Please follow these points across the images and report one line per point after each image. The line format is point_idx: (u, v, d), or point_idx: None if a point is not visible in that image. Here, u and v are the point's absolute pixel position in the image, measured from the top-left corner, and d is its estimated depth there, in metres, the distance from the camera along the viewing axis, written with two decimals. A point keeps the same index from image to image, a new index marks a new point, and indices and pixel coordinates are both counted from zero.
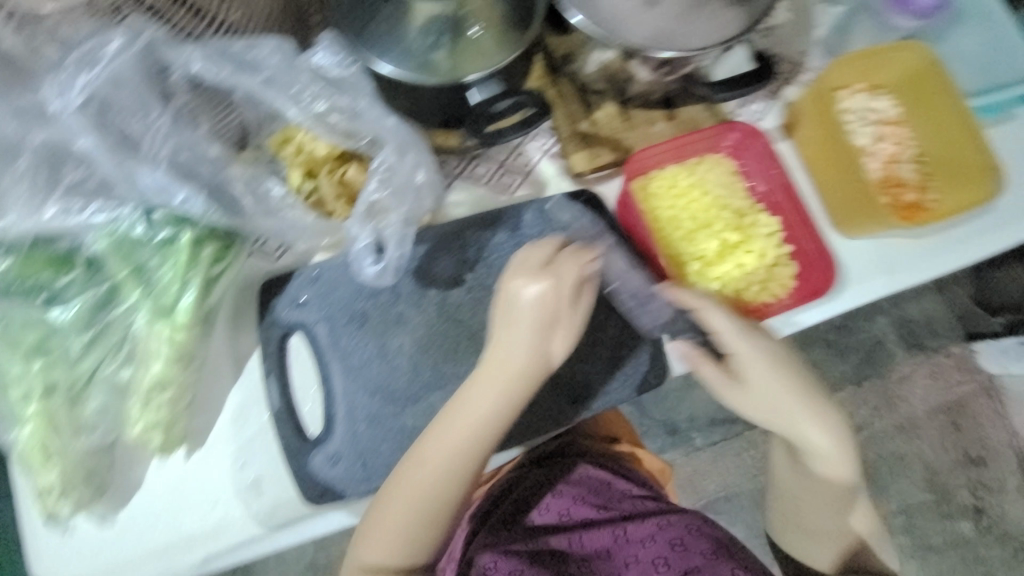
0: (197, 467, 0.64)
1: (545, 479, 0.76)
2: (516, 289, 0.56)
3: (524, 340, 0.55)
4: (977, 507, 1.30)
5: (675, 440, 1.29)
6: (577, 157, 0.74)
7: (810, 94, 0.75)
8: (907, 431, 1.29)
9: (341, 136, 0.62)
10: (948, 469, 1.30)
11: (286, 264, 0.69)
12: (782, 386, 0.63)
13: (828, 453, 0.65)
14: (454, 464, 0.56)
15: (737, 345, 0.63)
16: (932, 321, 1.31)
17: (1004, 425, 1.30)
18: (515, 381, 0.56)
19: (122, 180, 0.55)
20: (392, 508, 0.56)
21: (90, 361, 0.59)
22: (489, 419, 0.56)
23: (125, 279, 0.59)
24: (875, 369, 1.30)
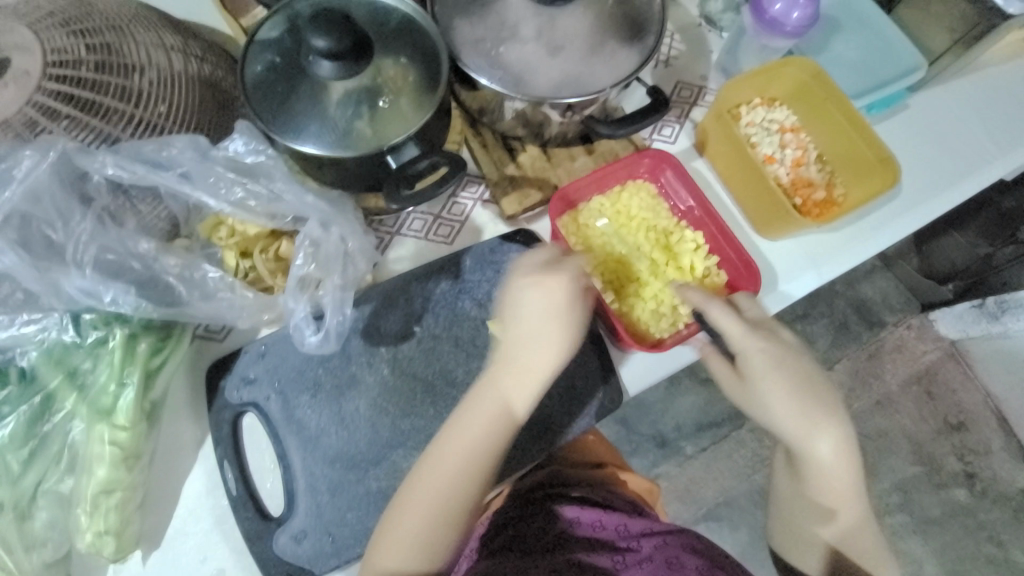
0: (158, 570, 0.61)
1: (537, 510, 0.76)
2: (524, 290, 0.62)
3: (545, 327, 0.61)
4: (969, 472, 1.33)
5: (666, 451, 1.29)
6: (508, 200, 0.78)
7: (711, 115, 0.82)
8: (886, 406, 1.34)
9: (268, 218, 0.64)
10: (932, 439, 1.33)
11: (233, 344, 0.69)
12: (792, 385, 0.63)
13: (822, 453, 0.63)
14: (457, 467, 0.58)
15: (749, 347, 0.64)
16: (887, 296, 1.39)
17: (975, 387, 1.36)
18: (533, 368, 0.61)
19: (48, 292, 0.56)
20: (402, 522, 0.57)
21: (31, 479, 0.57)
22: (484, 419, 0.60)
23: (59, 386, 0.58)
24: (844, 349, 1.35)
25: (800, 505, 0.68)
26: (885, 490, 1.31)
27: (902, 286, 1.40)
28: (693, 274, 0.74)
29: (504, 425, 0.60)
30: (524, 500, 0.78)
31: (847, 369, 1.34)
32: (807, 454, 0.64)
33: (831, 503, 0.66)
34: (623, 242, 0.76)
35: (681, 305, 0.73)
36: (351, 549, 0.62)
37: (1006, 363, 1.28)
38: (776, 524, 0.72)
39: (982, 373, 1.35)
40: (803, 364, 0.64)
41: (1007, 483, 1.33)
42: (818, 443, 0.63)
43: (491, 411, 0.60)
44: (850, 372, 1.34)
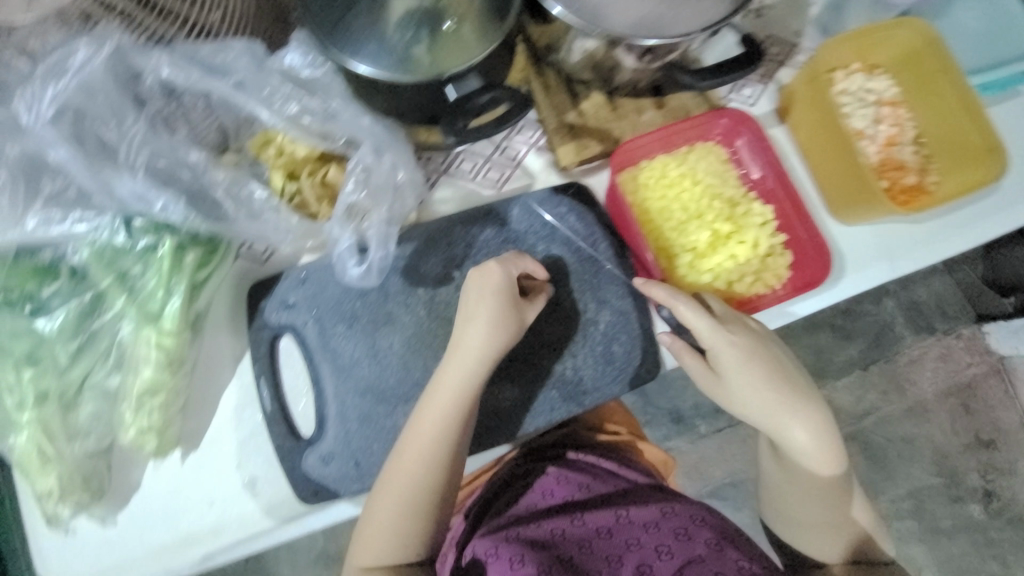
0: (193, 470, 0.65)
1: (541, 466, 0.77)
2: (469, 291, 0.62)
3: (478, 326, 0.61)
4: (988, 490, 1.25)
5: (679, 428, 1.28)
6: (565, 149, 0.73)
7: (804, 76, 0.73)
8: (917, 414, 1.25)
9: (318, 137, 0.62)
10: (958, 453, 1.25)
11: (274, 266, 0.69)
12: (762, 380, 0.63)
13: (804, 441, 0.64)
14: (417, 459, 0.59)
15: (721, 345, 0.63)
16: (942, 301, 1.28)
17: (1016, 408, 1.26)
18: (479, 360, 0.60)
19: (100, 191, 0.55)
20: (376, 515, 0.59)
21: (79, 370, 0.59)
22: (440, 412, 0.59)
23: (109, 287, 0.59)
24: (886, 353, 1.26)
25: (795, 495, 0.67)
26: (897, 496, 1.24)
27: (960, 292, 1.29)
28: (756, 251, 0.68)
29: (459, 416, 0.60)
30: (530, 456, 0.80)
31: (884, 372, 1.26)
32: (787, 444, 0.64)
33: (821, 485, 0.65)
34: (684, 208, 0.71)
35: (736, 282, 0.69)
36: (373, 477, 0.64)
37: None
38: (772, 514, 0.71)
39: None
40: (770, 355, 0.64)
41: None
42: (796, 431, 0.64)
43: (445, 404, 0.60)
44: (885, 375, 1.26)
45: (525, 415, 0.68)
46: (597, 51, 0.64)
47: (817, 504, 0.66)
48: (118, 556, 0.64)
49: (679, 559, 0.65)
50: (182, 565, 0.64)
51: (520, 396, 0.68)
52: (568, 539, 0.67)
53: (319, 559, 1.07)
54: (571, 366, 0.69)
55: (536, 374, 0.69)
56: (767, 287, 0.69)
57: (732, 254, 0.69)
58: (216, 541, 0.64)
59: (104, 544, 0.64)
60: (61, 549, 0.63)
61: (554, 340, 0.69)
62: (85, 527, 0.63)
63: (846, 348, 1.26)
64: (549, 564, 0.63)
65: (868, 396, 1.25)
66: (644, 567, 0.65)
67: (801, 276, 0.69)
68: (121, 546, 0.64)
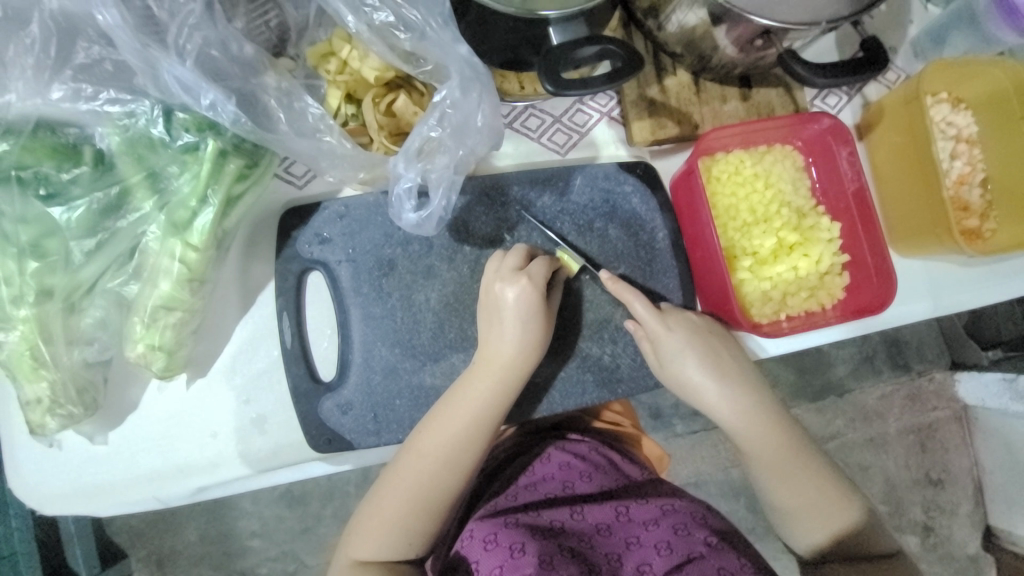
0: (198, 397, 0.60)
1: (539, 449, 0.71)
2: (501, 291, 0.58)
3: (516, 332, 0.57)
4: (928, 525, 1.19)
5: (656, 424, 1.12)
6: (638, 126, 0.67)
7: (904, 94, 0.68)
8: (876, 444, 1.17)
9: (398, 57, 0.54)
10: (907, 485, 1.18)
11: (312, 193, 0.63)
12: (712, 374, 0.62)
13: (751, 429, 0.61)
14: (438, 461, 0.56)
15: (661, 333, 0.62)
16: (922, 343, 1.18)
17: (968, 453, 1.20)
18: (511, 370, 0.57)
19: (145, 73, 0.48)
20: (381, 506, 0.55)
21: (92, 270, 0.54)
22: (462, 416, 0.56)
23: (137, 184, 0.52)
24: (858, 382, 1.16)
25: (765, 481, 0.62)
26: None
27: (940, 336, 1.19)
28: (817, 267, 0.67)
29: (485, 426, 0.57)
30: (528, 437, 0.74)
31: (854, 402, 1.16)
32: (733, 429, 0.62)
33: (786, 466, 0.61)
34: (752, 210, 0.67)
35: (791, 294, 0.67)
36: (391, 433, 0.61)
37: (1002, 441, 1.13)
38: (761, 505, 0.65)
39: (982, 445, 1.18)
40: (711, 344, 0.62)
41: (957, 546, 1.20)
42: (737, 415, 0.62)
43: (472, 409, 0.57)
44: (854, 404, 1.16)
45: (556, 393, 0.66)
46: (696, 29, 0.60)
47: (793, 488, 0.61)
48: (104, 475, 0.59)
49: (679, 555, 0.60)
50: (170, 495, 0.60)
51: (554, 373, 0.66)
52: (568, 531, 0.61)
53: (282, 498, 1.02)
54: (609, 352, 0.67)
55: (572, 353, 0.66)
56: (819, 305, 0.68)
57: (794, 265, 0.67)
58: (210, 476, 0.60)
59: (90, 461, 0.59)
60: (45, 459, 0.59)
61: (595, 322, 0.66)
62: (74, 440, 0.59)
63: (825, 373, 1.16)
64: (551, 554, 0.57)
65: (835, 420, 1.15)
66: (644, 568, 0.60)
67: (853, 299, 0.68)
68: (110, 465, 0.59)
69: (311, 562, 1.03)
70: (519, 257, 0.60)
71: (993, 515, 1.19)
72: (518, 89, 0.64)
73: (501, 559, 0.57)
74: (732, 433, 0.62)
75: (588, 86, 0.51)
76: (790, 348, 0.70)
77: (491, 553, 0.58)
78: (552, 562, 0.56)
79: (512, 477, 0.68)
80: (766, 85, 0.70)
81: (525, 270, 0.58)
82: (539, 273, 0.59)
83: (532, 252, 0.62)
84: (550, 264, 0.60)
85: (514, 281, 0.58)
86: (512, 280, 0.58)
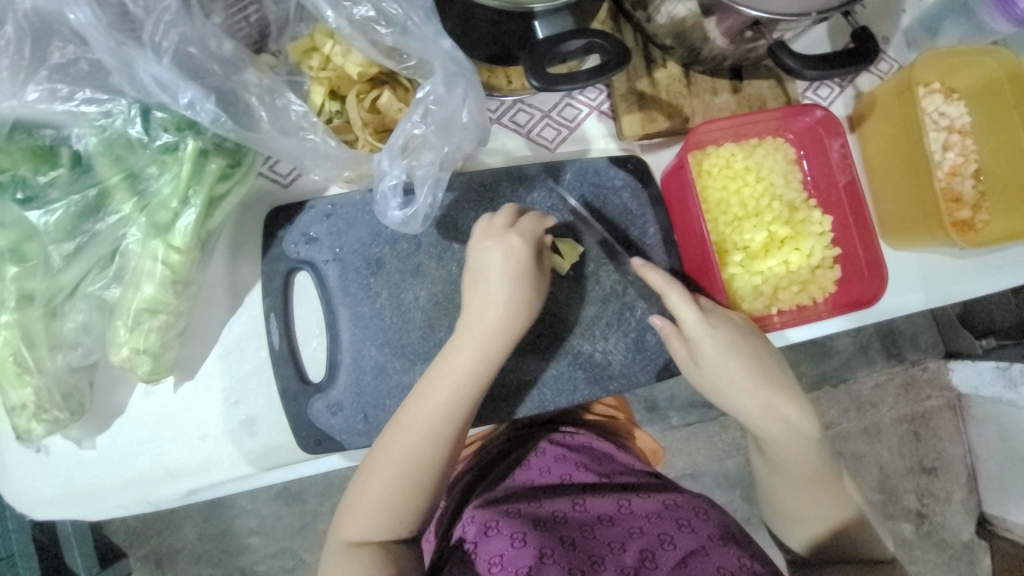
0: (187, 398, 0.60)
1: (533, 444, 0.71)
2: (501, 253, 0.57)
3: (501, 295, 0.56)
4: (921, 512, 1.20)
5: (651, 416, 1.12)
6: (628, 120, 0.67)
7: (896, 85, 0.68)
8: (870, 433, 1.18)
9: (382, 53, 0.53)
10: (900, 473, 1.19)
11: (298, 193, 0.63)
12: (746, 375, 0.59)
13: (781, 434, 0.60)
14: (424, 433, 0.54)
15: (700, 332, 0.60)
16: (915, 333, 1.18)
17: (961, 441, 1.21)
18: (494, 337, 0.56)
19: (120, 72, 0.47)
20: (368, 480, 0.54)
21: (73, 273, 0.53)
22: (445, 384, 0.55)
23: (117, 184, 0.52)
24: (852, 371, 1.17)
25: (785, 488, 0.62)
26: None
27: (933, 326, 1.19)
28: (808, 261, 0.66)
29: (469, 395, 0.55)
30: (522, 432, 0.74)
31: (847, 391, 1.17)
32: (766, 437, 0.61)
33: (812, 477, 0.61)
34: (743, 204, 0.67)
35: (782, 288, 0.67)
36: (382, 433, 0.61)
37: (995, 429, 1.14)
38: (762, 506, 0.66)
39: (975, 433, 1.19)
40: (754, 350, 0.60)
41: (951, 532, 1.21)
42: (776, 425, 0.60)
43: (455, 379, 0.55)
44: (848, 393, 1.17)
45: (548, 391, 0.66)
46: (686, 20, 0.59)
47: (812, 496, 0.61)
48: (93, 479, 0.59)
49: (683, 550, 0.58)
50: (161, 498, 0.60)
51: (546, 371, 0.66)
52: (569, 522, 0.60)
53: (279, 495, 1.02)
54: (601, 348, 0.66)
55: (564, 351, 0.66)
56: (811, 298, 0.67)
57: (785, 260, 0.66)
58: (202, 478, 0.60)
59: (79, 465, 0.59)
60: (34, 464, 0.59)
61: (588, 319, 0.66)
62: (61, 445, 0.59)
63: (819, 364, 1.16)
64: (551, 546, 0.56)
65: (829, 410, 1.16)
66: (647, 554, 0.57)
67: (845, 293, 0.68)
68: (98, 469, 0.59)
69: (310, 558, 1.03)
70: (509, 215, 0.59)
71: (986, 503, 1.20)
72: (507, 83, 0.63)
73: (502, 547, 0.56)
74: (764, 440, 0.61)
75: (573, 82, 0.50)
76: (784, 342, 0.70)
77: (493, 540, 0.57)
78: (553, 555, 0.55)
79: (508, 471, 0.69)
80: (758, 77, 0.69)
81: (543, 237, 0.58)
82: (529, 239, 0.58)
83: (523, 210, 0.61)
84: (540, 223, 0.59)
85: (522, 253, 0.57)
86: (521, 252, 0.57)
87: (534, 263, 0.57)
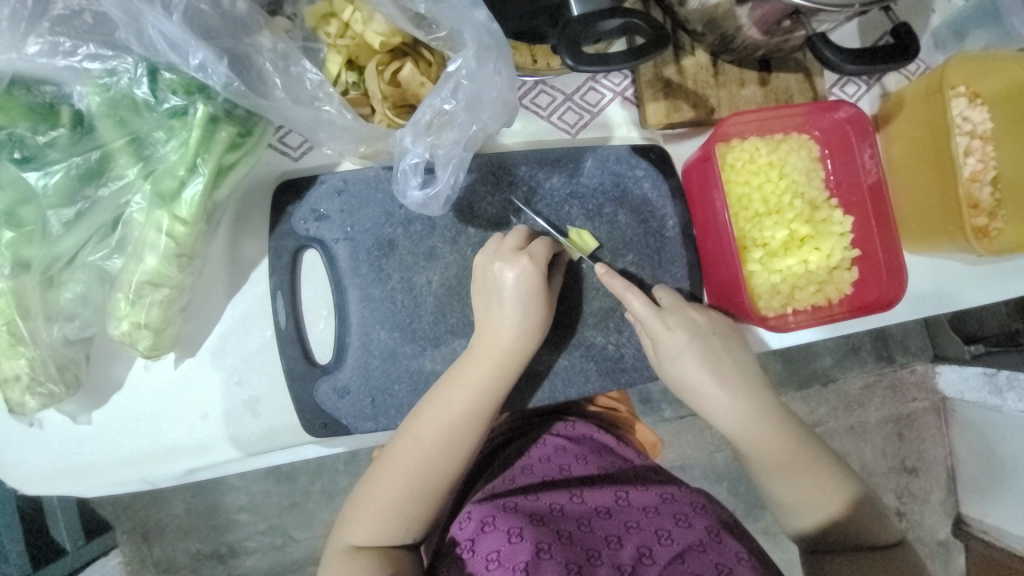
0: (187, 376, 0.58)
1: (534, 436, 0.69)
2: (491, 254, 0.57)
3: (516, 316, 0.55)
4: (901, 510, 1.23)
5: (645, 408, 1.13)
6: (653, 108, 0.65)
7: (926, 86, 0.66)
8: (856, 432, 1.19)
9: (405, 23, 0.50)
10: (883, 472, 1.21)
11: (308, 167, 0.60)
12: (700, 366, 0.61)
13: (745, 419, 0.61)
14: (437, 445, 0.54)
15: (661, 332, 0.60)
16: (907, 336, 1.20)
17: (943, 443, 1.23)
18: (508, 355, 0.55)
19: (128, 27, 0.43)
20: (376, 489, 0.54)
21: (73, 241, 0.50)
22: (457, 399, 0.54)
23: (120, 149, 0.49)
24: (844, 372, 1.18)
25: (769, 474, 0.62)
26: None
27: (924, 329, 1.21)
28: (827, 261, 0.66)
29: (483, 411, 0.55)
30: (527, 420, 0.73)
31: (838, 390, 1.18)
32: (735, 425, 0.61)
33: (788, 456, 0.61)
34: (765, 200, 0.65)
35: (799, 288, 0.66)
36: (389, 418, 0.60)
37: (977, 433, 1.16)
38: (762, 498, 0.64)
39: (956, 435, 1.21)
40: (709, 340, 0.61)
41: (928, 531, 1.24)
42: (736, 410, 0.61)
43: (473, 394, 0.55)
44: (838, 393, 1.18)
45: (559, 383, 0.65)
46: (719, 6, 0.56)
47: (798, 479, 0.61)
48: (88, 456, 0.57)
49: (680, 545, 0.58)
50: (159, 477, 0.58)
51: (557, 362, 0.64)
52: (567, 515, 0.59)
53: (269, 474, 1.01)
54: (613, 341, 0.65)
55: (576, 343, 0.65)
56: (827, 299, 0.67)
57: (804, 259, 0.65)
58: (200, 458, 0.58)
59: (74, 441, 0.57)
60: (25, 439, 0.57)
61: (603, 311, 0.65)
62: (53, 419, 0.57)
63: (811, 363, 1.17)
64: (549, 541, 0.56)
65: (818, 408, 1.17)
66: (644, 551, 0.58)
67: (861, 295, 0.67)
68: (94, 445, 0.57)
69: (299, 537, 1.02)
70: (520, 237, 0.58)
71: (963, 504, 1.23)
72: (532, 63, 0.60)
73: (499, 543, 0.55)
74: (730, 426, 0.62)
75: (608, 62, 0.48)
76: (792, 341, 0.70)
77: (489, 536, 0.56)
78: (550, 551, 0.55)
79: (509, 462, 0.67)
80: (787, 69, 0.67)
81: (526, 250, 0.56)
82: (540, 255, 0.56)
83: (531, 232, 0.59)
84: (551, 245, 0.58)
85: (517, 265, 0.55)
86: (513, 262, 0.55)
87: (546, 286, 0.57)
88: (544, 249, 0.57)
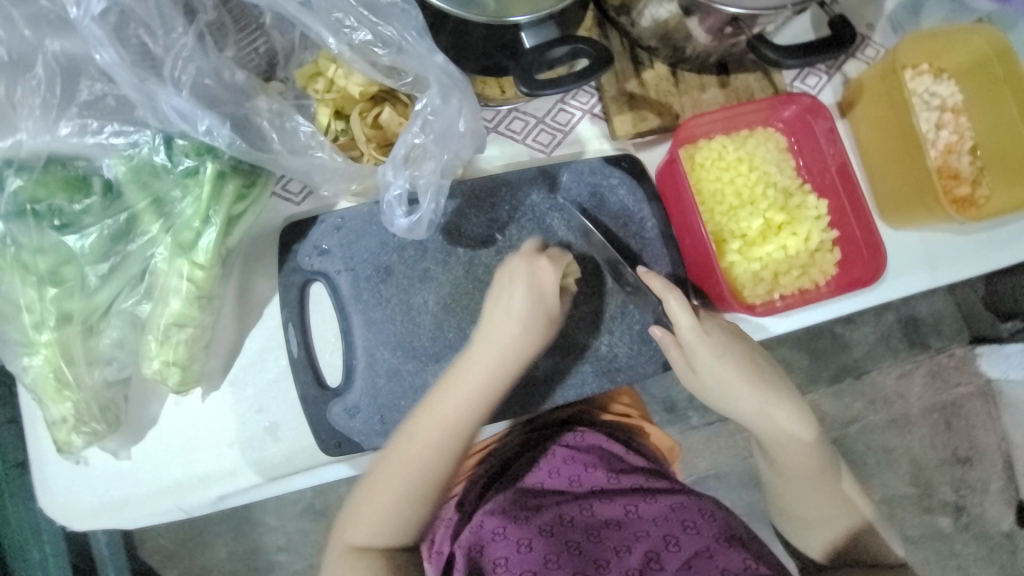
0: (212, 408, 0.63)
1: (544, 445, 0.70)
2: (509, 281, 0.58)
3: (514, 323, 0.58)
4: (959, 504, 1.17)
5: (671, 417, 1.12)
6: (621, 119, 0.69)
7: (881, 69, 0.69)
8: (900, 425, 1.15)
9: (381, 73, 0.57)
10: (934, 465, 1.16)
11: (308, 208, 0.66)
12: (735, 375, 0.61)
13: (779, 432, 0.62)
14: (435, 449, 0.57)
15: (695, 340, 0.60)
16: (940, 319, 1.15)
17: (996, 428, 1.17)
18: (505, 361, 0.58)
19: (144, 105, 0.51)
20: (378, 485, 0.57)
21: (107, 293, 0.57)
22: (452, 417, 0.57)
23: (144, 209, 0.56)
24: (877, 363, 1.14)
25: (789, 490, 0.64)
26: None
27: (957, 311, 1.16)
28: (806, 245, 0.67)
29: (479, 416, 0.57)
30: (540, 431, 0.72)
31: (875, 385, 1.14)
32: (768, 437, 0.62)
33: (816, 474, 0.63)
34: (737, 193, 0.68)
35: (782, 273, 0.68)
36: None
37: None
38: (777, 516, 0.67)
39: (1009, 419, 1.16)
40: (744, 349, 0.63)
41: (992, 523, 1.18)
42: (771, 421, 0.62)
43: (471, 399, 0.57)
44: (876, 387, 1.14)
45: (557, 386, 0.67)
46: (668, 21, 0.61)
47: (819, 499, 0.63)
48: (129, 489, 0.62)
49: (688, 552, 0.59)
50: (192, 504, 0.63)
51: (557, 366, 0.67)
52: (575, 526, 0.62)
53: (305, 511, 1.04)
54: (606, 341, 0.68)
55: (571, 346, 0.68)
56: (813, 282, 0.68)
57: (783, 245, 0.67)
58: (228, 484, 0.63)
59: (116, 475, 0.63)
60: (72, 476, 0.62)
61: (593, 312, 0.68)
62: (97, 457, 0.62)
63: (842, 355, 1.13)
64: (558, 552, 0.59)
65: (856, 404, 1.14)
66: (652, 556, 0.60)
67: (848, 273, 0.68)
68: (133, 479, 0.62)
69: None
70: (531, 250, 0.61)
71: None
72: (500, 93, 0.65)
73: (508, 550, 0.59)
74: (764, 437, 0.62)
75: (558, 85, 0.53)
76: (788, 327, 0.71)
77: (501, 543, 0.60)
78: (558, 560, 0.58)
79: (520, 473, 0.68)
80: (744, 70, 0.71)
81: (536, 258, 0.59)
82: (551, 278, 0.58)
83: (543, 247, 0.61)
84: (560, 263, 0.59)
85: (528, 290, 0.58)
86: (527, 287, 0.58)
87: (553, 300, 0.58)
88: (558, 270, 0.59)
